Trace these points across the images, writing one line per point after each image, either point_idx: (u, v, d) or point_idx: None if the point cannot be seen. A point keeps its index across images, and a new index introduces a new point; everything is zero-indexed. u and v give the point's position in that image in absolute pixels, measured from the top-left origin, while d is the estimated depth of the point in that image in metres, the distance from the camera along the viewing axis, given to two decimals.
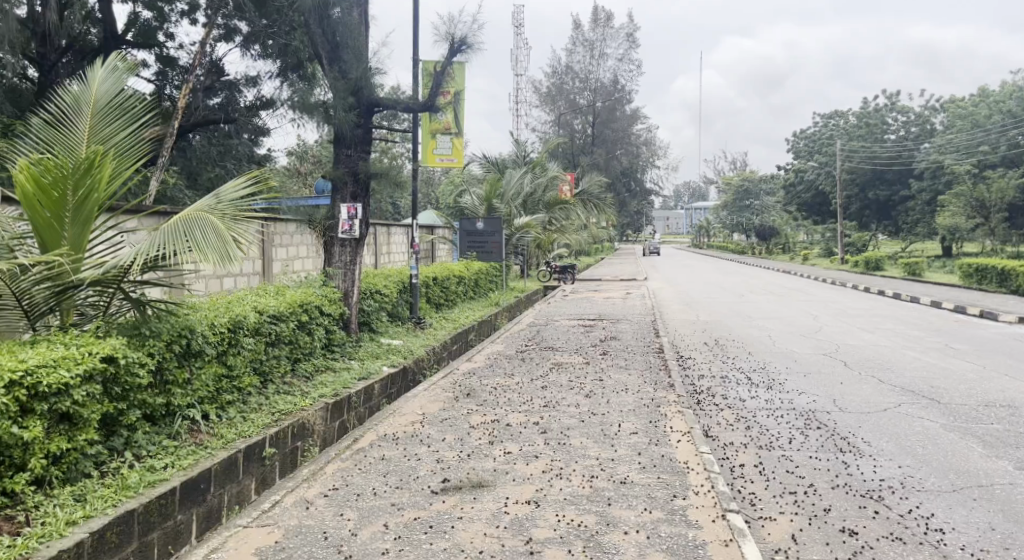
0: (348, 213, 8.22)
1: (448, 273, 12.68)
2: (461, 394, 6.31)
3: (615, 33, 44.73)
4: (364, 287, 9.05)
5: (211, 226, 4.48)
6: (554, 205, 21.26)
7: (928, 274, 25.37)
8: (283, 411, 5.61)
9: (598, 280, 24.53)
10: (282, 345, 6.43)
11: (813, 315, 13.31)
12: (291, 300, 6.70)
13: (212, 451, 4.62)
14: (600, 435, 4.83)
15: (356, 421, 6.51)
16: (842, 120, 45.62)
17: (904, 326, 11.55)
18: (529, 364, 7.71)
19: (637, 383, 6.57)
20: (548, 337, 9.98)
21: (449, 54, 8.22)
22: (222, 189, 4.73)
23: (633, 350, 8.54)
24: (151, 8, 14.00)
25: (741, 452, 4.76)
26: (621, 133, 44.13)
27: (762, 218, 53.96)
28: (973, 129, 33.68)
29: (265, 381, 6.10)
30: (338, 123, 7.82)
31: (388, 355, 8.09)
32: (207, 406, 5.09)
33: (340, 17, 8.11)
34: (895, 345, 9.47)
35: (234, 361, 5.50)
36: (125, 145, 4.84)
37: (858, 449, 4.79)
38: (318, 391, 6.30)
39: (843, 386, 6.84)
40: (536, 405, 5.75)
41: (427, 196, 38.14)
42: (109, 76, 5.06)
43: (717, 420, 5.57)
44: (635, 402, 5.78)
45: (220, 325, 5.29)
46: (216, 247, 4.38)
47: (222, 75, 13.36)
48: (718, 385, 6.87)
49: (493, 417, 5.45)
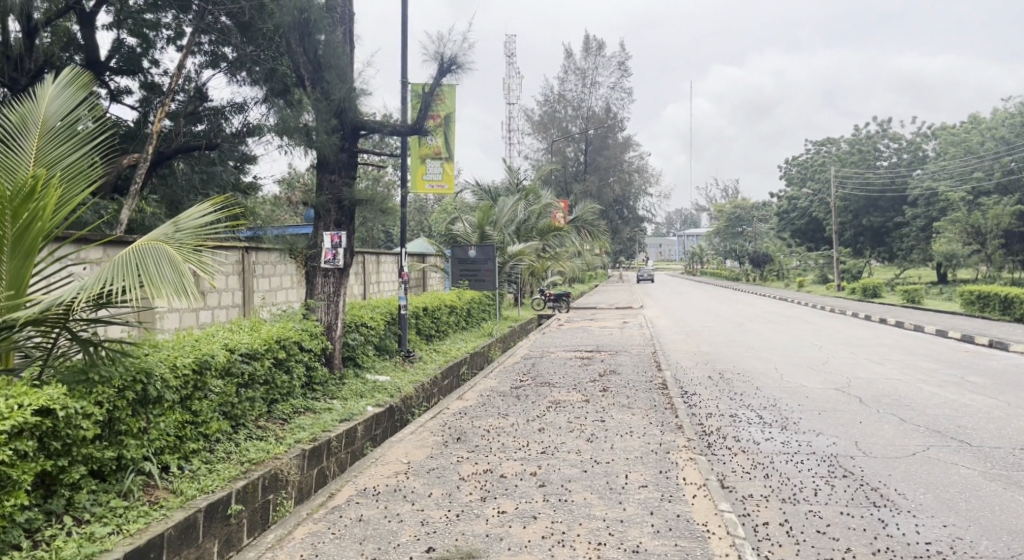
0: (331, 242, 7.79)
1: (438, 303, 12.18)
2: (451, 439, 5.79)
3: (608, 62, 45.05)
4: (349, 320, 8.55)
5: (167, 256, 3.97)
6: (548, 232, 20.62)
7: (927, 301, 25.02)
8: (253, 459, 5.07)
9: (593, 308, 24.06)
10: (256, 386, 5.91)
11: (817, 345, 12.87)
12: (267, 336, 6.18)
13: (167, 511, 4.11)
14: (606, 488, 4.32)
15: (337, 468, 5.97)
16: (834, 147, 45.77)
17: (915, 357, 11.09)
18: (524, 403, 7.19)
19: (642, 424, 6.07)
20: (544, 371, 9.47)
21: (439, 75, 7.83)
22: (181, 216, 4.20)
23: (634, 386, 8.05)
24: (136, 34, 13.56)
25: (763, 507, 4.25)
26: (615, 160, 44.06)
27: (756, 244, 53.94)
28: (965, 155, 33.76)
29: (236, 425, 5.57)
30: (320, 147, 7.43)
31: (374, 393, 7.54)
32: (167, 457, 4.58)
33: (322, 35, 7.70)
34: (909, 378, 9.00)
35: (200, 406, 4.99)
36: (73, 168, 4.33)
37: (894, 503, 4.30)
38: (295, 435, 5.76)
39: (862, 425, 6.35)
40: (534, 452, 5.25)
41: (420, 224, 37.90)
42: (61, 93, 4.61)
43: (732, 466, 5.09)
44: (641, 447, 5.29)
45: (183, 367, 4.78)
46: (171, 282, 3.90)
47: (206, 101, 12.99)
48: (729, 425, 6.39)
49: (486, 466, 4.94)
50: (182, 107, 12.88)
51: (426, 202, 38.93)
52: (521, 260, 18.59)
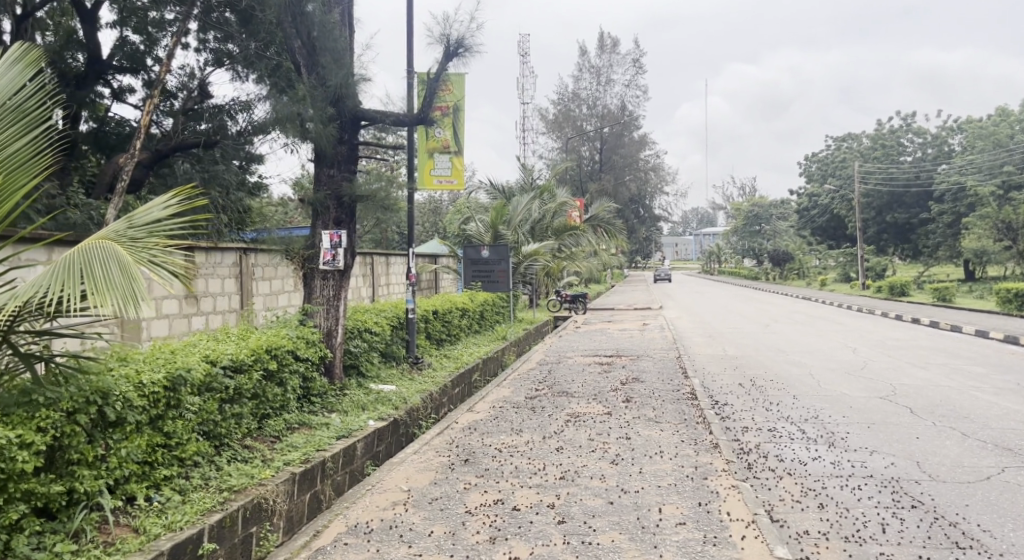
0: (330, 241, 7.17)
1: (449, 305, 11.57)
2: (458, 460, 5.15)
3: (622, 59, 44.29)
4: (350, 325, 7.95)
5: (117, 256, 3.35)
6: (564, 232, 19.95)
7: (959, 300, 24.01)
8: (233, 486, 4.47)
9: (611, 309, 23.34)
10: (243, 402, 5.33)
11: (852, 347, 12.10)
12: (255, 344, 5.58)
13: (122, 554, 3.52)
14: (637, 527, 3.72)
15: (334, 493, 5.37)
16: (856, 142, 44.72)
17: (960, 360, 10.33)
18: (540, 416, 6.55)
19: (672, 443, 5.42)
20: (562, 379, 8.83)
21: (445, 59, 7.22)
22: (136, 212, 3.58)
23: (661, 396, 7.39)
24: (139, 31, 13.11)
25: (823, 548, 3.62)
26: (630, 158, 43.24)
27: (774, 243, 51.35)
28: (994, 149, 32.70)
29: (219, 446, 4.98)
30: (315, 137, 6.81)
31: (378, 405, 6.91)
32: (134, 487, 4.01)
33: (318, 16, 7.09)
34: (960, 385, 8.27)
35: (173, 427, 4.40)
36: (27, 151, 3.83)
37: (981, 544, 3.66)
38: (284, 456, 5.14)
39: (921, 442, 5.66)
40: (551, 477, 4.61)
41: (432, 225, 37.26)
42: (7, 69, 3.98)
43: (780, 494, 4.45)
44: (675, 472, 4.65)
45: (150, 385, 4.19)
46: (120, 287, 3.27)
47: (208, 98, 12.46)
48: (769, 441, 5.74)
49: (497, 495, 4.32)
50: (183, 104, 12.58)
51: (439, 203, 38.26)
52: (536, 261, 17.95)
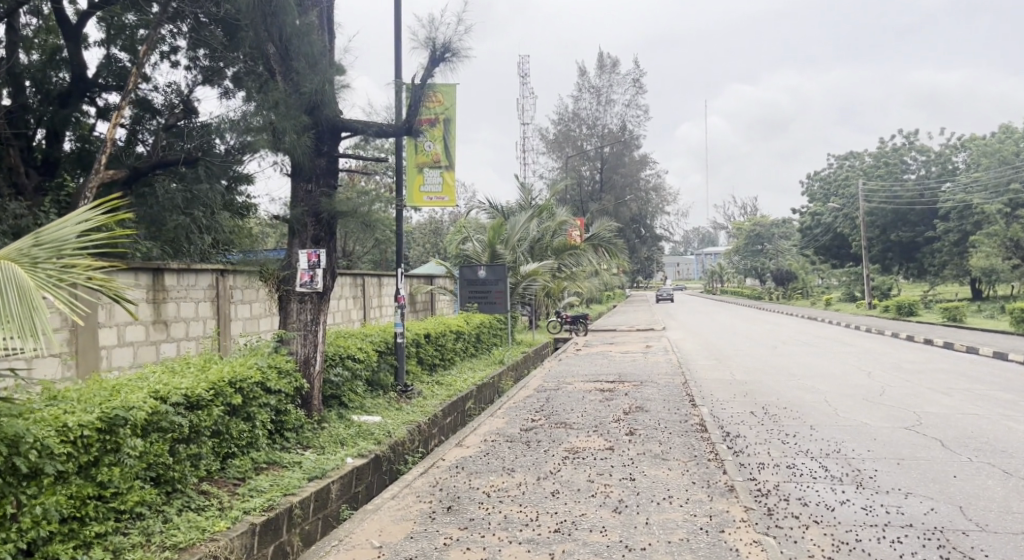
0: (308, 261, 6.56)
1: (443, 328, 11.00)
2: (440, 508, 4.55)
3: (622, 79, 43.97)
4: (332, 351, 7.39)
5: (19, 279, 2.80)
6: (563, 251, 19.39)
7: (970, 320, 23.42)
8: (177, 542, 3.86)
9: (615, 330, 22.77)
10: (202, 440, 4.73)
11: (867, 371, 11.49)
12: (216, 377, 5.00)
13: None
14: None
15: (302, 543, 4.76)
16: (859, 161, 44.44)
17: (984, 385, 9.70)
18: (535, 452, 5.96)
19: (682, 486, 4.83)
20: (560, 407, 8.23)
21: (431, 64, 6.71)
22: (45, 226, 2.99)
23: (668, 428, 6.81)
24: (128, 49, 12.67)
25: None
26: (631, 177, 42.87)
27: (777, 262, 51.05)
28: (1000, 167, 32.15)
29: (170, 492, 4.38)
30: (290, 148, 6.29)
31: (357, 440, 6.30)
32: (54, 547, 3.41)
33: (293, 19, 6.59)
34: (989, 413, 7.66)
35: (109, 475, 3.80)
36: None
37: None
38: (245, 503, 4.53)
39: (959, 482, 5.05)
40: (545, 530, 4.02)
41: (433, 245, 36.84)
42: None
43: (808, 548, 3.86)
44: (688, 524, 4.06)
45: (76, 429, 3.63)
46: (20, 317, 2.74)
47: (191, 115, 12.06)
48: (789, 481, 5.16)
49: (479, 553, 3.74)
50: (167, 122, 12.12)
51: (439, 223, 37.84)
52: (535, 281, 17.41)
